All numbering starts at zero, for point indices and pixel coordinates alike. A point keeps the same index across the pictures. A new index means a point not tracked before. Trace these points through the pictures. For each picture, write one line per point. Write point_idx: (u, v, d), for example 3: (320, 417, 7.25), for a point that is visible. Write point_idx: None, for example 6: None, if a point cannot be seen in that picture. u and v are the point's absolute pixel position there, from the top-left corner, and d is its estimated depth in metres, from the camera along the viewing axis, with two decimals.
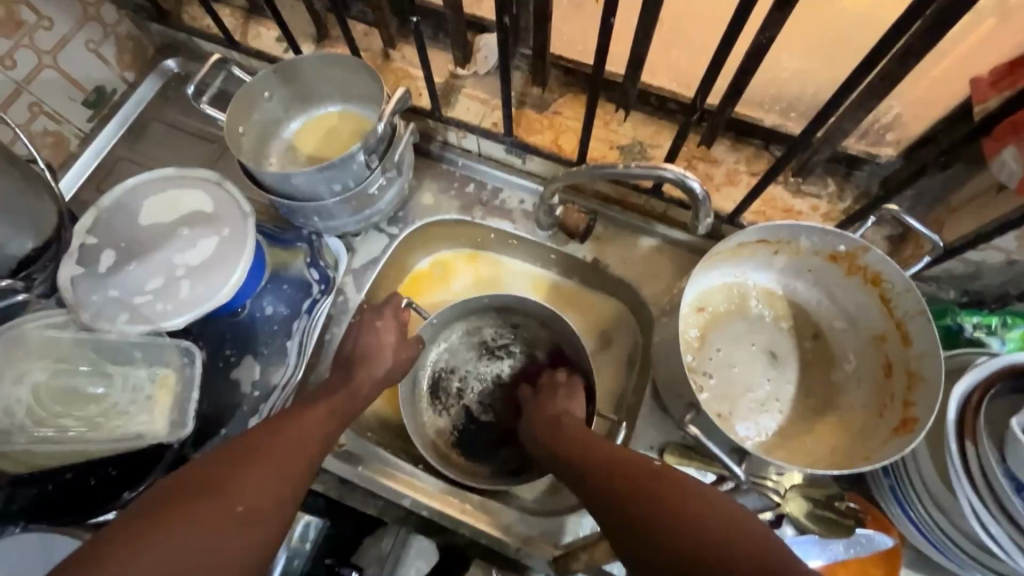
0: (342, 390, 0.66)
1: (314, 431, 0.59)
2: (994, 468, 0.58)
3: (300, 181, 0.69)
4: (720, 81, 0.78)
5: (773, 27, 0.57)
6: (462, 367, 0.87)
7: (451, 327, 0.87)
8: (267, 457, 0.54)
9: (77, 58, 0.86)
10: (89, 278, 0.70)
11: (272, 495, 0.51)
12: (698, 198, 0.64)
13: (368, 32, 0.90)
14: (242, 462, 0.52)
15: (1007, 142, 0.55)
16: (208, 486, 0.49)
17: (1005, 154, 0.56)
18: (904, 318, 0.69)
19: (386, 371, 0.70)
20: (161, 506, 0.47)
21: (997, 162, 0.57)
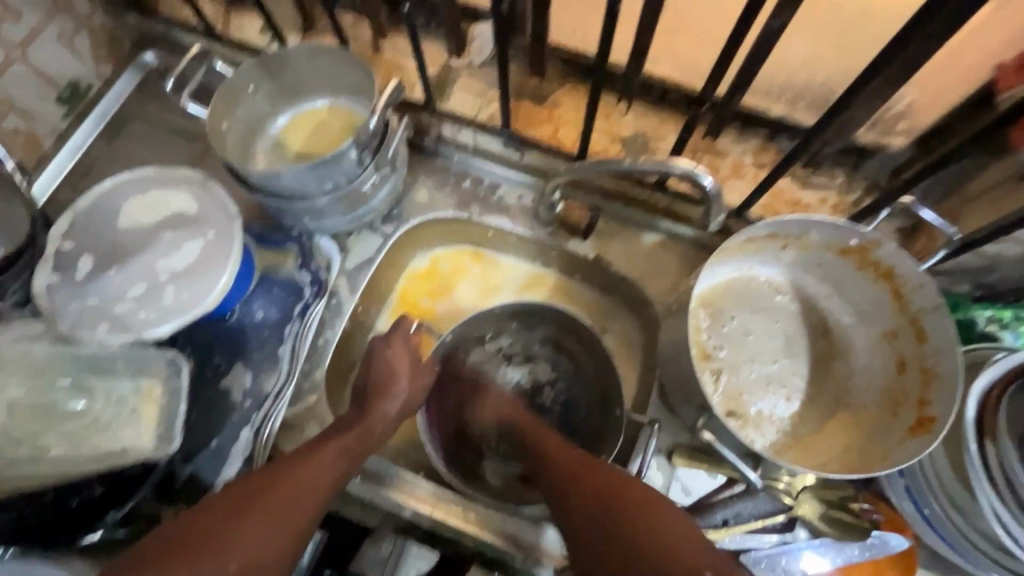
0: (354, 428, 0.63)
1: (325, 473, 0.58)
2: (1016, 466, 0.57)
3: (290, 180, 0.66)
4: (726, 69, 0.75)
5: (786, 12, 0.54)
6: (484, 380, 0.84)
7: (464, 342, 0.83)
8: (264, 506, 0.53)
9: (48, 52, 0.81)
10: (66, 286, 0.66)
11: (263, 550, 0.51)
12: (710, 193, 0.62)
13: (357, 21, 0.86)
14: (234, 516, 0.52)
15: None
16: (201, 541, 0.50)
17: None
18: (919, 314, 0.67)
19: (401, 407, 0.68)
20: (162, 551, 0.49)
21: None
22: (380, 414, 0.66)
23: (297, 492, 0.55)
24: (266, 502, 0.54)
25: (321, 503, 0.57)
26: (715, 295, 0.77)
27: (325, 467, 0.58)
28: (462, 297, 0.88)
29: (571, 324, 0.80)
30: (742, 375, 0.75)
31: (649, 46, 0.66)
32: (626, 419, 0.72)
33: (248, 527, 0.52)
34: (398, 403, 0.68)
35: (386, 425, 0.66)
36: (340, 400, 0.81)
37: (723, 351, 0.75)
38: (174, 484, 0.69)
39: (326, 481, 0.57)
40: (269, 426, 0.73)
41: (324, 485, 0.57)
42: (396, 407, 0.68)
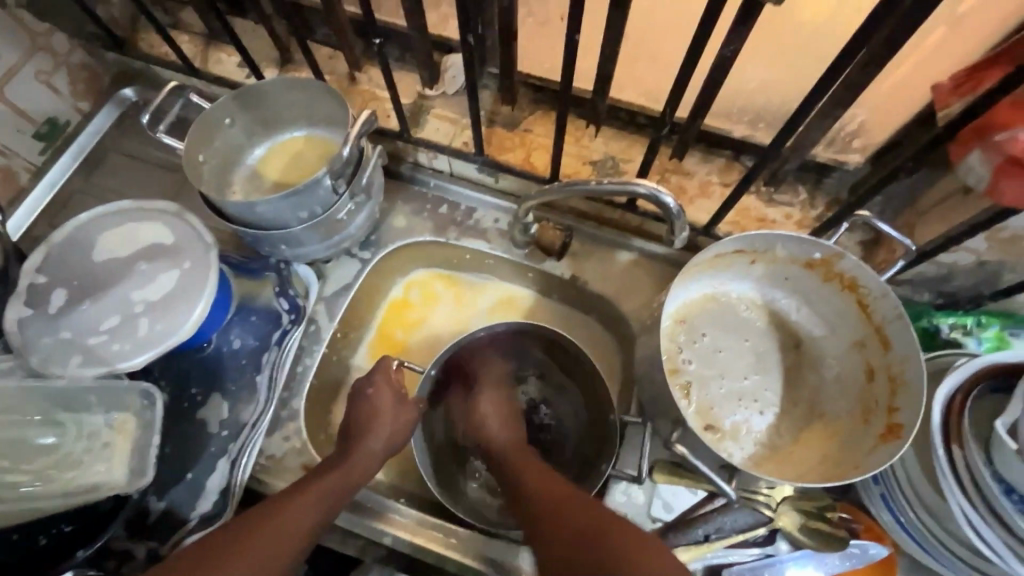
0: (336, 471, 0.64)
1: (300, 523, 0.58)
2: (982, 472, 0.57)
3: (265, 210, 0.67)
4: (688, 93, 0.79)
5: (737, 40, 0.57)
6: None
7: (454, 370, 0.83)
8: (241, 555, 0.54)
9: (26, 90, 0.82)
10: (39, 320, 0.66)
11: None
12: (672, 212, 0.63)
13: (333, 55, 0.89)
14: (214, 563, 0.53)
15: (973, 146, 0.52)
16: None
17: (971, 158, 0.53)
18: (883, 323, 0.70)
19: (384, 445, 0.68)
20: None
21: (962, 165, 0.54)
22: (364, 457, 0.66)
23: (272, 542, 0.56)
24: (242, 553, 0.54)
25: (298, 553, 0.57)
26: (693, 311, 0.79)
27: (304, 514, 0.59)
28: (440, 321, 0.89)
29: (557, 347, 0.80)
30: (715, 390, 0.76)
31: (612, 73, 0.69)
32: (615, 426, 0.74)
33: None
34: (381, 440, 0.68)
35: (370, 463, 0.67)
36: (319, 428, 0.80)
37: (693, 364, 0.77)
38: (148, 519, 0.68)
39: (301, 531, 0.58)
40: (245, 456, 0.72)
41: (303, 535, 0.58)
42: (382, 444, 0.68)
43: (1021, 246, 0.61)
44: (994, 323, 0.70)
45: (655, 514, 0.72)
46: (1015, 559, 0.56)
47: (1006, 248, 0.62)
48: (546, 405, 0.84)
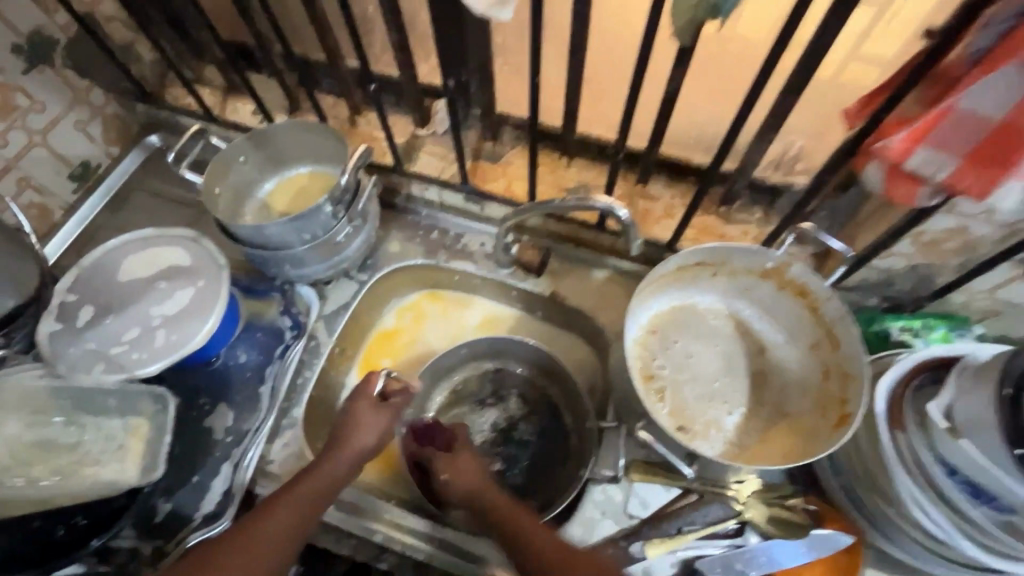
0: (308, 476, 0.67)
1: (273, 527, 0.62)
2: (925, 455, 0.64)
3: (272, 232, 0.76)
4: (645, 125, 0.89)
5: (678, 78, 0.67)
6: (459, 424, 0.89)
7: (437, 389, 0.91)
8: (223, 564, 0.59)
9: (66, 137, 0.93)
10: (67, 333, 0.73)
11: None
12: (626, 223, 0.72)
13: (336, 102, 1.00)
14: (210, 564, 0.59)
15: (868, 158, 0.53)
16: None
17: (870, 169, 0.53)
18: (833, 324, 0.76)
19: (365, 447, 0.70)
20: None
21: (866, 176, 0.54)
22: (339, 460, 0.68)
23: (253, 547, 0.61)
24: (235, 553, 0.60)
25: (286, 554, 0.62)
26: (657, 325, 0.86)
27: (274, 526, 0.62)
28: (431, 339, 0.96)
29: (538, 359, 0.88)
30: (686, 392, 0.82)
31: (578, 110, 0.79)
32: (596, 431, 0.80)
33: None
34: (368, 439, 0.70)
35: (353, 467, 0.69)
36: (317, 436, 0.86)
37: (665, 369, 0.83)
38: (155, 519, 0.73)
39: (281, 534, 0.62)
40: (247, 460, 0.77)
41: (285, 536, 0.62)
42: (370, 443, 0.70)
43: (942, 249, 0.68)
44: (940, 325, 0.76)
45: (632, 511, 0.76)
46: (959, 534, 0.62)
47: (930, 251, 0.69)
48: (525, 420, 0.90)
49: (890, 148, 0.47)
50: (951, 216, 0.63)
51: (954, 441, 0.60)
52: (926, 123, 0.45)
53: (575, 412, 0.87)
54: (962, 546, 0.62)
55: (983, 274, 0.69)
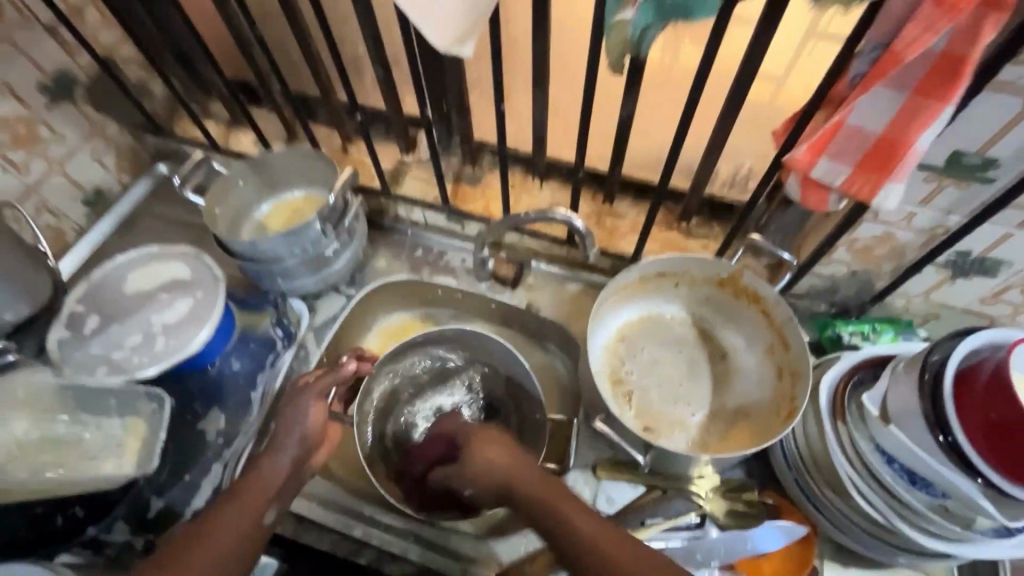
0: (251, 482, 0.64)
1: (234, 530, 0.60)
2: (861, 443, 0.68)
3: (266, 246, 0.83)
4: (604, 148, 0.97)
5: (628, 105, 0.75)
6: (402, 413, 0.86)
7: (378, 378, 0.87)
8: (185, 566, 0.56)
9: (82, 165, 1.02)
10: (74, 339, 0.80)
11: None
12: (582, 233, 0.79)
13: (329, 132, 1.09)
14: None
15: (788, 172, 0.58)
16: None
17: (791, 180, 0.58)
18: (783, 326, 0.82)
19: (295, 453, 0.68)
20: None
21: (788, 187, 0.59)
22: (274, 463, 0.66)
23: (211, 549, 0.58)
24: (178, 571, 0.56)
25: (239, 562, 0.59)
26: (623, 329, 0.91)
27: (231, 532, 0.60)
28: None
29: (483, 346, 0.87)
30: (652, 395, 0.87)
31: (545, 135, 0.88)
32: (547, 423, 0.82)
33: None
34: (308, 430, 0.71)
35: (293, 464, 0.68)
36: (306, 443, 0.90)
37: (633, 374, 0.88)
38: (147, 515, 0.78)
39: (237, 533, 0.60)
40: (236, 460, 0.82)
41: (240, 542, 0.60)
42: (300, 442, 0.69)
43: (875, 255, 0.75)
44: (887, 329, 0.81)
45: (599, 506, 0.80)
46: (896, 517, 0.66)
47: (865, 257, 0.75)
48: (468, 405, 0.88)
49: (797, 160, 0.54)
50: (877, 223, 0.70)
51: (885, 428, 0.65)
52: (823, 136, 0.52)
53: (517, 394, 0.87)
54: (901, 528, 0.66)
55: (914, 277, 0.75)
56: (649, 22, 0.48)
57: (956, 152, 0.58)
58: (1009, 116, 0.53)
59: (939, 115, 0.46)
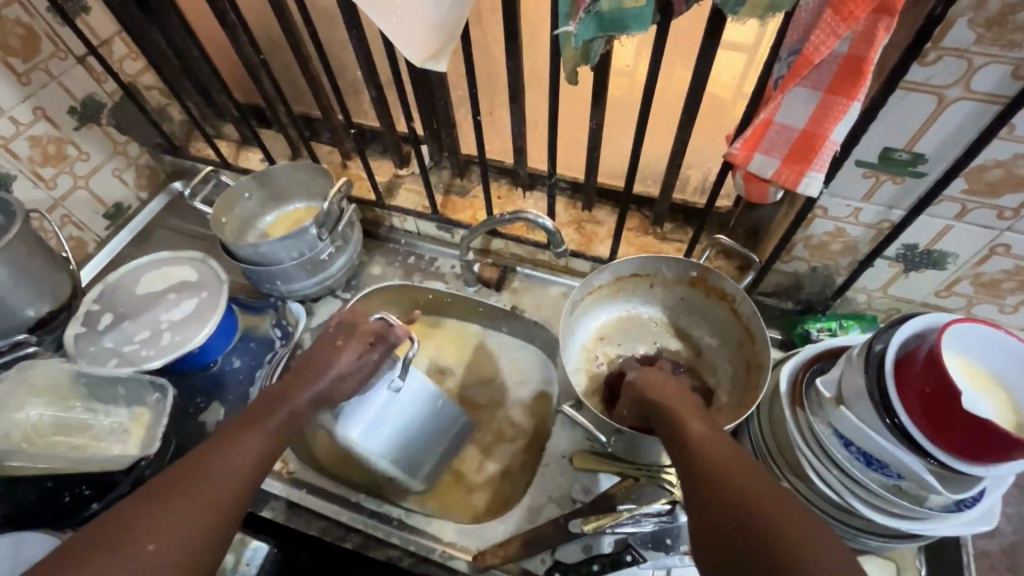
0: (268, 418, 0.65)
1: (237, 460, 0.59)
2: (817, 426, 0.71)
3: (265, 249, 0.90)
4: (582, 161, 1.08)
5: (596, 116, 0.82)
6: None
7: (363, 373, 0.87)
8: (201, 488, 0.54)
9: (105, 182, 1.12)
10: (89, 334, 0.87)
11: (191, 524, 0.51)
12: (551, 231, 0.85)
13: (331, 150, 1.18)
14: (164, 497, 0.52)
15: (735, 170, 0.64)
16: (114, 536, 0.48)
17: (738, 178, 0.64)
18: (749, 322, 0.86)
19: (317, 391, 0.69)
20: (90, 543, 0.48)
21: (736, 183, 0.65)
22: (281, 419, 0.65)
23: (223, 476, 0.56)
24: (189, 489, 0.53)
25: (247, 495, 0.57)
26: (594, 332, 0.97)
27: (239, 461, 0.59)
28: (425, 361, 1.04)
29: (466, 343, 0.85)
30: None
31: (525, 146, 0.95)
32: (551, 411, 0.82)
33: (178, 523, 0.50)
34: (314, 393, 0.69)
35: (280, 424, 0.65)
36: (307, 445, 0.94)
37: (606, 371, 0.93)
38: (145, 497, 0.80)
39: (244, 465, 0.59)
40: None
41: (247, 476, 0.58)
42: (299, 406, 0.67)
43: (830, 251, 0.79)
44: (853, 325, 0.85)
45: (576, 495, 0.84)
46: (851, 496, 0.69)
47: (822, 253, 0.80)
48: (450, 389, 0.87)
49: (734, 155, 0.60)
50: (828, 219, 0.74)
51: (837, 409, 0.68)
52: (755, 132, 0.57)
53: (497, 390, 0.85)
54: (857, 507, 0.69)
55: (869, 271, 0.79)
56: (592, 35, 0.55)
57: (887, 149, 0.63)
58: (926, 113, 0.58)
59: (848, 110, 0.52)
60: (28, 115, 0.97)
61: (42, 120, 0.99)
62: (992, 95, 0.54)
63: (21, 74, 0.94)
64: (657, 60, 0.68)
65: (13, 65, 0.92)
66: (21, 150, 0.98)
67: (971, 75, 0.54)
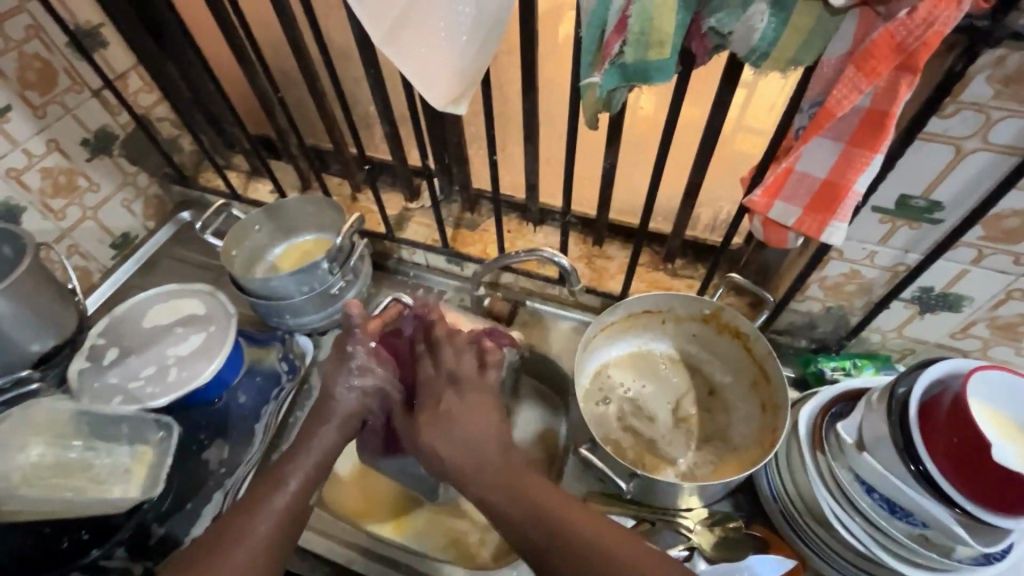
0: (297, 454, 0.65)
1: (279, 503, 0.61)
2: (841, 472, 0.70)
3: (276, 284, 0.89)
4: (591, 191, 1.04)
5: (610, 156, 0.82)
6: None
7: None
8: (232, 551, 0.57)
9: (113, 212, 1.12)
10: (94, 369, 0.85)
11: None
12: (566, 269, 0.84)
13: (341, 183, 1.19)
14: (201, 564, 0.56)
15: (751, 213, 0.64)
16: None
17: (755, 221, 0.64)
18: (764, 361, 0.85)
19: (331, 431, 0.67)
20: None
21: (751, 226, 0.65)
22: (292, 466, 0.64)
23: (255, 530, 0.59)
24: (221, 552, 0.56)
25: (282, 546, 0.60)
26: (606, 367, 0.96)
27: (281, 502, 0.61)
28: None
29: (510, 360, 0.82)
30: (641, 431, 0.88)
31: (537, 183, 0.95)
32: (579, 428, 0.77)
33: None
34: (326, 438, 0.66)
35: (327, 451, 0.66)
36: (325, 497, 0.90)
37: (619, 408, 0.91)
38: (148, 542, 0.80)
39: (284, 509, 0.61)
40: (235, 491, 0.84)
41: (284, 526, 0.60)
42: (333, 432, 0.67)
43: (845, 291, 0.79)
44: (867, 365, 0.84)
45: None
46: (877, 545, 0.68)
47: (836, 293, 0.80)
48: None
49: (755, 203, 0.59)
50: (843, 261, 0.75)
51: (860, 455, 0.67)
52: (776, 181, 0.57)
53: None
54: (881, 556, 0.68)
55: (884, 312, 0.79)
56: (615, 85, 0.56)
57: (904, 196, 0.63)
58: (943, 163, 0.59)
59: (870, 162, 0.52)
60: (40, 147, 0.97)
61: (54, 152, 0.99)
62: (1010, 147, 0.55)
63: (37, 107, 0.94)
64: (675, 105, 0.69)
65: (29, 98, 0.93)
66: (32, 182, 0.97)
67: (990, 127, 0.54)
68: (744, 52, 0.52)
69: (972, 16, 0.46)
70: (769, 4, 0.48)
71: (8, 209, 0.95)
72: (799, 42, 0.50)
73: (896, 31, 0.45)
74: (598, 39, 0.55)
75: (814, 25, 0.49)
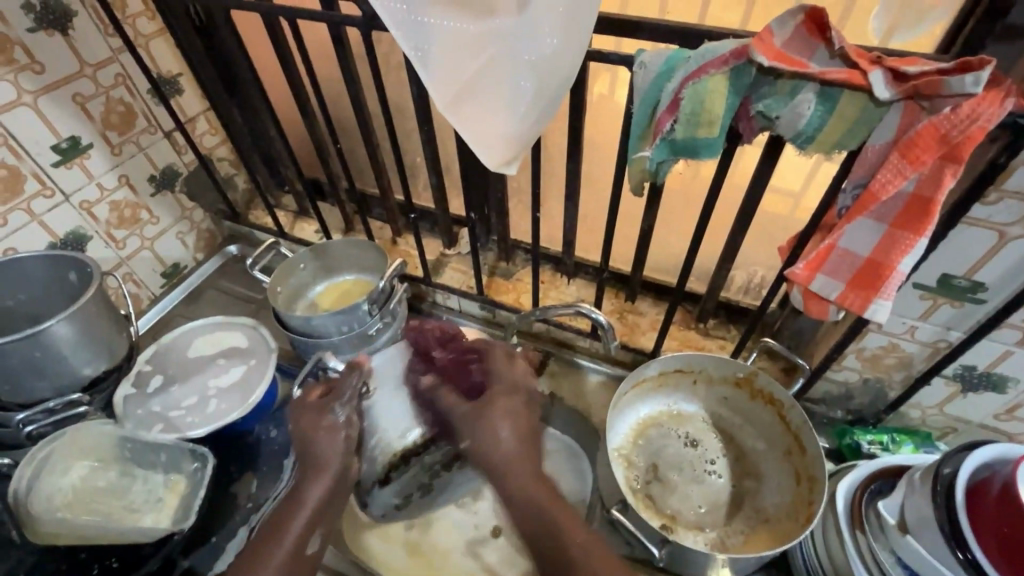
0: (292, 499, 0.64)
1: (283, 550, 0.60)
2: (881, 554, 0.68)
3: (318, 323, 0.92)
4: (627, 249, 1.06)
5: (648, 220, 0.85)
6: None
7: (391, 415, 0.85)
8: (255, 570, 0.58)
9: (168, 244, 1.18)
10: (138, 397, 0.88)
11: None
12: (603, 326, 0.81)
13: (382, 227, 1.24)
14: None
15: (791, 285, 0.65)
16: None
17: (795, 293, 0.65)
18: (799, 429, 0.84)
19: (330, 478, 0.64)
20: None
21: (791, 297, 0.66)
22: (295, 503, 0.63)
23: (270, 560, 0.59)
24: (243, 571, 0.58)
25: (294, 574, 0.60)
26: (634, 426, 0.94)
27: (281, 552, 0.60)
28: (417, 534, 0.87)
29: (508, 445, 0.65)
30: (670, 496, 0.86)
31: (575, 239, 0.98)
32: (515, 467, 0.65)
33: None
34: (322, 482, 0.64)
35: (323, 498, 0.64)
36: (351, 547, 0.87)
37: (646, 468, 0.89)
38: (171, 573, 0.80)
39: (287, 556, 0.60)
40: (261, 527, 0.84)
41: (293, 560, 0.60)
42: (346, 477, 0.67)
43: (884, 364, 0.79)
44: (906, 441, 0.82)
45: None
46: None
47: (874, 366, 0.79)
48: None
49: (796, 275, 0.61)
50: (882, 334, 0.74)
51: (903, 538, 0.65)
52: (818, 256, 0.59)
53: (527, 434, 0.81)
54: None
55: (924, 389, 0.78)
56: (664, 157, 0.59)
57: (946, 275, 0.64)
58: (985, 247, 0.60)
59: (915, 246, 0.54)
60: (112, 181, 1.04)
61: (124, 187, 1.06)
62: None
63: (114, 145, 1.02)
64: (718, 175, 0.72)
65: (109, 137, 1.01)
66: (101, 213, 1.04)
67: None
68: (791, 135, 0.55)
69: (1014, 115, 0.48)
70: (815, 94, 0.51)
71: (76, 237, 1.02)
72: (843, 129, 0.52)
73: (940, 124, 0.48)
74: (650, 116, 0.59)
75: (859, 115, 0.51)
